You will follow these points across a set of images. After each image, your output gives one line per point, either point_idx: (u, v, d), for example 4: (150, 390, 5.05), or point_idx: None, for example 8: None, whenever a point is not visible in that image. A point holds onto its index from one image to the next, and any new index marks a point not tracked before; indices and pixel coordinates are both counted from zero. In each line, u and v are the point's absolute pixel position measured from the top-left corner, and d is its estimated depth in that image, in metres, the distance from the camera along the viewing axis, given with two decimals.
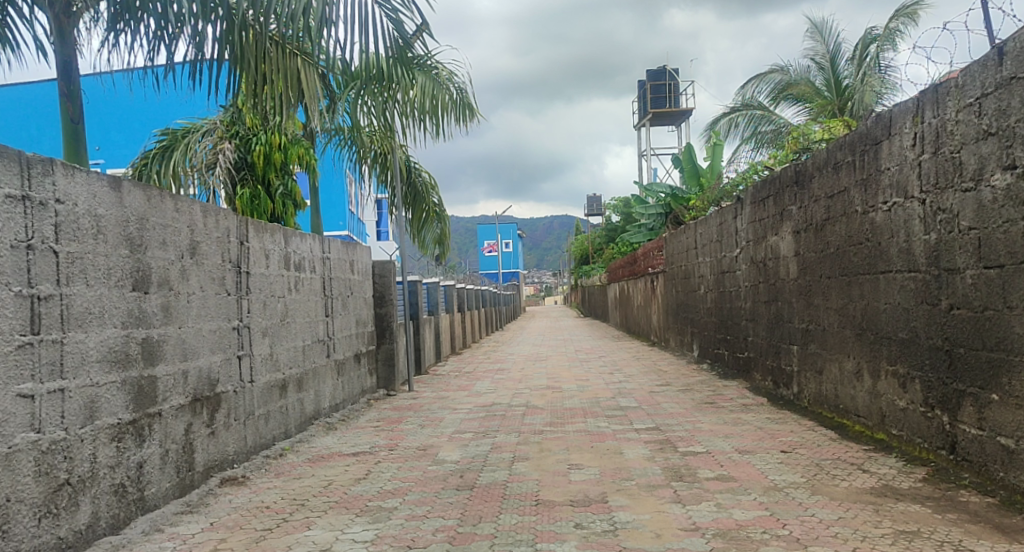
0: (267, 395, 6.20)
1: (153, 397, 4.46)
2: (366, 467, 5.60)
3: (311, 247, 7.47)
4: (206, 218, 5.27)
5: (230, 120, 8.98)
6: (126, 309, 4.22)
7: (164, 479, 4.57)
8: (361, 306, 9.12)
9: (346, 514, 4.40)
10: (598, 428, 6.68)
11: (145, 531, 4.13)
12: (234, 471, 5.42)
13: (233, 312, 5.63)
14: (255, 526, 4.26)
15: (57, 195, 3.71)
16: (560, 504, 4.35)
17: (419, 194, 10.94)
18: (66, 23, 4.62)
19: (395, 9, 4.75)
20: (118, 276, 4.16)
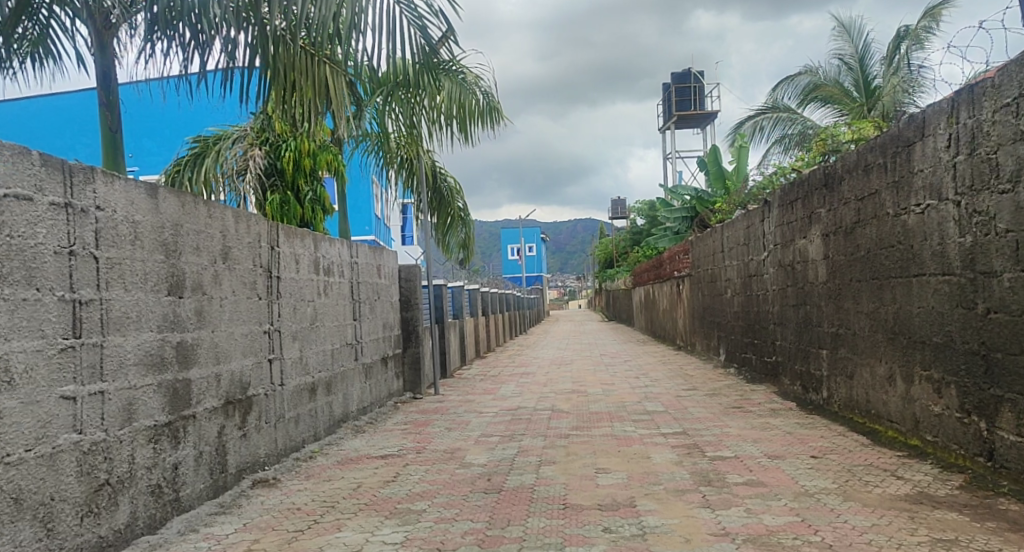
0: (297, 398, 6.28)
1: (187, 400, 4.54)
2: (395, 470, 5.66)
3: (339, 251, 7.56)
4: (238, 224, 5.36)
5: (260, 127, 9.14)
6: (162, 313, 4.31)
7: (198, 480, 4.65)
8: (388, 310, 9.18)
9: (375, 517, 4.44)
10: (624, 433, 6.67)
11: (181, 531, 4.22)
12: (265, 473, 5.50)
13: (265, 316, 5.73)
14: (288, 527, 4.33)
15: (97, 202, 3.80)
16: (588, 508, 4.36)
17: (444, 199, 11.03)
18: (106, 35, 4.72)
19: (423, 16, 4.80)
20: (154, 281, 4.25)
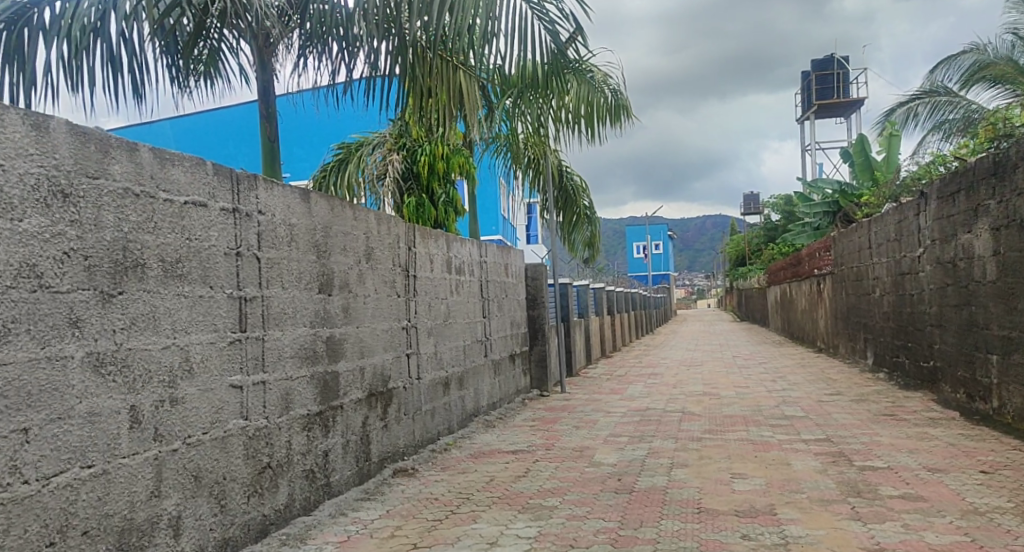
0: (433, 392, 6.55)
1: (336, 391, 4.85)
2: (526, 465, 5.80)
3: (470, 251, 7.81)
4: (379, 226, 5.65)
5: (398, 133, 9.61)
6: (314, 309, 4.63)
7: (346, 467, 4.95)
8: (515, 308, 9.38)
9: (510, 510, 4.59)
10: (761, 437, 6.52)
11: (331, 514, 4.52)
12: (404, 463, 5.78)
13: (403, 313, 6.00)
14: (427, 515, 4.55)
15: (259, 207, 4.14)
16: (725, 514, 4.32)
17: (571, 198, 11.13)
18: (266, 52, 5.12)
19: (554, 20, 4.91)
20: (307, 279, 4.57)
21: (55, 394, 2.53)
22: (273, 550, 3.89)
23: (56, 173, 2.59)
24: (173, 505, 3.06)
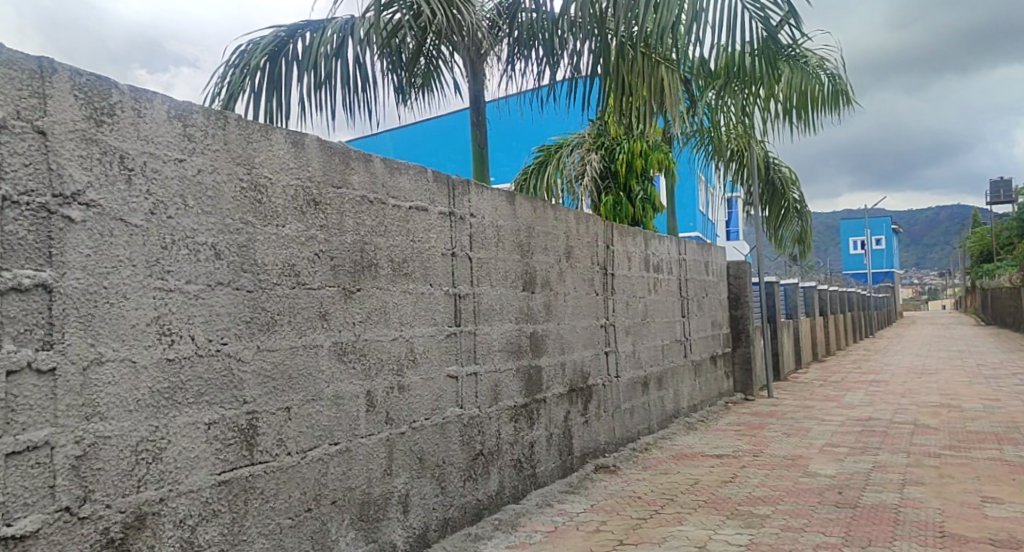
0: (632, 391, 6.60)
1: (540, 385, 5.04)
2: (733, 470, 5.70)
3: (668, 248, 7.76)
4: (579, 225, 5.79)
5: (597, 133, 9.72)
6: (519, 306, 4.85)
7: (550, 459, 5.14)
8: (716, 308, 9.18)
9: (717, 515, 4.54)
10: (1018, 458, 5.93)
11: (538, 504, 4.72)
12: (606, 459, 5.88)
13: (601, 311, 6.10)
14: (632, 513, 4.62)
15: (471, 210, 4.40)
16: (972, 541, 4.01)
17: (778, 191, 10.68)
18: (478, 64, 5.42)
19: (765, 7, 4.69)
20: (513, 277, 4.79)
21: (309, 378, 2.77)
22: (486, 533, 4.14)
23: (311, 185, 2.82)
24: (403, 484, 3.30)
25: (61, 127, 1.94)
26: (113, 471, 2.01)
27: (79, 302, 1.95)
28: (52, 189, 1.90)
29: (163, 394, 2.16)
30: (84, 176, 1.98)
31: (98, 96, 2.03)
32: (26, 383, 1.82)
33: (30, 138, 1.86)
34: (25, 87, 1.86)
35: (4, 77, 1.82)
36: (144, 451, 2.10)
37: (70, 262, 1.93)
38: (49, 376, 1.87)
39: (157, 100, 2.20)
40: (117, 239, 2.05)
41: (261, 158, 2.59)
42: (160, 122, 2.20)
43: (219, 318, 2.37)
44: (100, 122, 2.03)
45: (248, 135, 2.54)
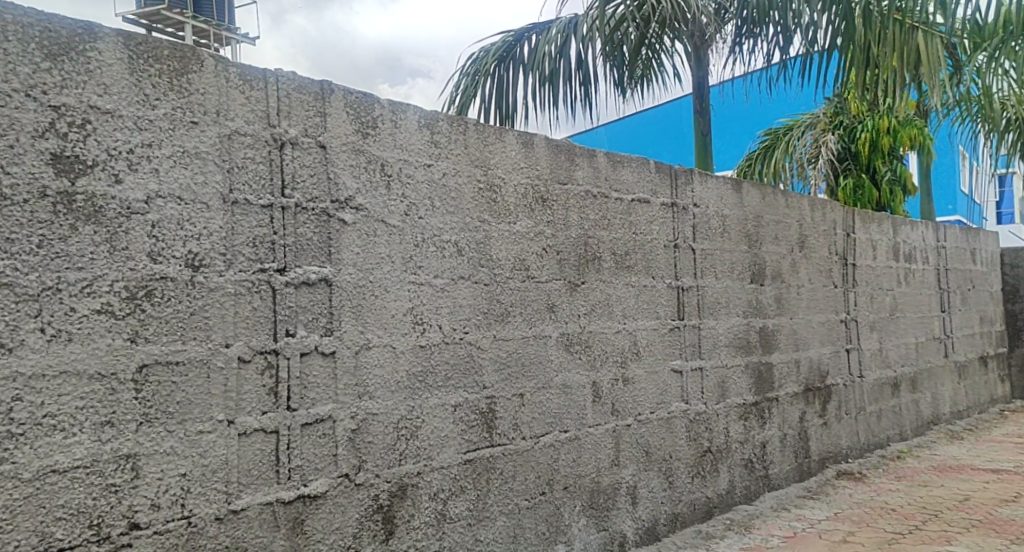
0: (879, 393, 5.72)
1: (772, 382, 4.34)
2: (1014, 487, 4.76)
3: (925, 235, 6.70)
4: (814, 211, 5.01)
5: (835, 111, 7.93)
6: (748, 299, 4.16)
7: (785, 461, 4.45)
8: (986, 302, 7.85)
9: (998, 538, 3.72)
10: None
11: (774, 505, 4.10)
12: (849, 466, 5.10)
13: (841, 304, 5.28)
14: (886, 526, 3.92)
15: (694, 200, 3.80)
16: None
17: None
18: (702, 50, 4.89)
19: None
20: (740, 269, 4.11)
21: (539, 366, 2.85)
22: (711, 536, 3.57)
23: (539, 182, 2.91)
24: (632, 474, 3.29)
25: (337, 140, 2.21)
26: (380, 444, 2.26)
27: (352, 293, 2.21)
28: (330, 196, 2.18)
29: (418, 376, 2.38)
30: (354, 183, 2.24)
31: (365, 112, 2.30)
32: (314, 363, 2.12)
33: (314, 152, 2.16)
34: (311, 107, 2.17)
35: (297, 101, 2.15)
36: (404, 428, 2.33)
37: (345, 259, 2.20)
38: (331, 358, 2.16)
39: (411, 112, 2.43)
40: (379, 238, 2.30)
41: (496, 160, 2.73)
42: (413, 131, 2.43)
43: (462, 310, 2.55)
44: (366, 134, 2.29)
45: (485, 140, 2.69)
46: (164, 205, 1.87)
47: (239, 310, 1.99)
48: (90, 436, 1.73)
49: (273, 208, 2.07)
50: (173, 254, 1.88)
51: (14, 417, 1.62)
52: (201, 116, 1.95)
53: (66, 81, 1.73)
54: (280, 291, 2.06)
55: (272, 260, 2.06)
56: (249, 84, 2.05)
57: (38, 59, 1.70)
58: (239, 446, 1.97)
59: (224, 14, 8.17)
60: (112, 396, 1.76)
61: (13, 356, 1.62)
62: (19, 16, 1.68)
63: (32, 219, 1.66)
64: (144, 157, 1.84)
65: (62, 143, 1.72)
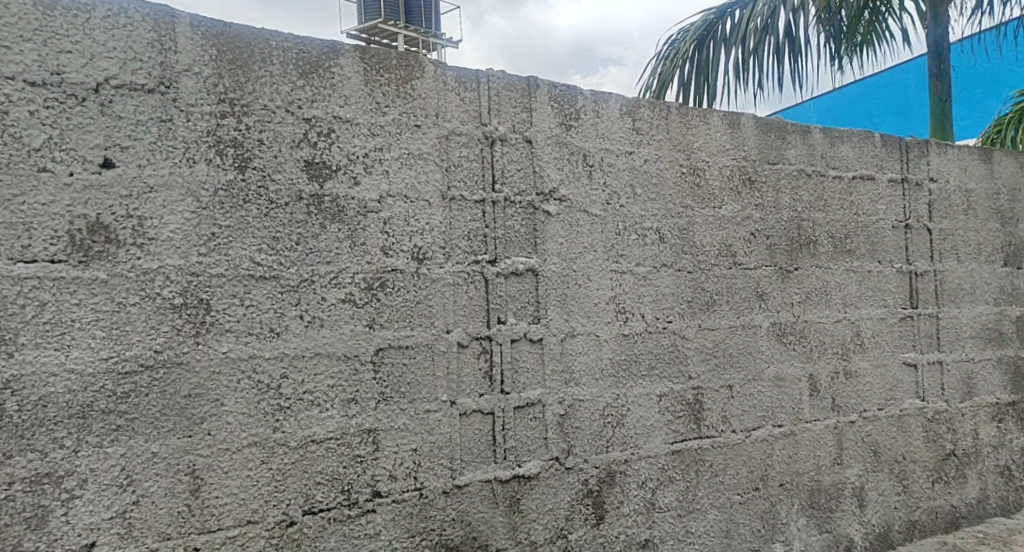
0: None
1: None
2: None
3: None
4: None
5: None
6: (998, 285, 3.27)
7: None
8: None
9: None
10: None
11: None
12: None
13: None
14: None
15: (933, 174, 3.13)
16: None
17: None
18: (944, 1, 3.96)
19: None
20: (989, 251, 3.25)
21: (750, 357, 2.60)
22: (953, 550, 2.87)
23: (747, 163, 2.65)
24: (856, 475, 2.83)
25: (542, 134, 2.27)
26: (588, 431, 2.29)
27: (558, 283, 2.26)
28: (536, 188, 2.25)
29: (622, 365, 2.35)
30: (558, 174, 2.29)
31: (568, 104, 2.33)
32: (524, 349, 2.20)
33: (522, 146, 2.24)
34: (518, 104, 2.25)
35: (505, 98, 2.23)
36: (610, 416, 2.32)
37: (550, 249, 2.25)
38: (539, 345, 2.22)
39: (613, 100, 2.41)
40: (583, 228, 2.31)
41: (700, 143, 2.56)
42: (614, 119, 2.40)
43: (665, 298, 2.45)
44: (569, 125, 2.32)
45: (688, 123, 2.54)
46: (393, 204, 2.05)
47: (457, 299, 2.12)
48: (340, 411, 1.96)
49: (485, 202, 2.17)
50: (401, 248, 2.05)
51: (283, 391, 1.89)
52: (423, 119, 2.11)
53: (316, 96, 1.97)
54: (492, 281, 2.16)
55: (485, 251, 2.16)
56: (464, 86, 2.17)
57: (295, 79, 1.95)
58: (461, 426, 2.11)
59: (433, 20, 9.08)
60: (355, 375, 1.98)
61: (280, 339, 1.89)
62: (280, 43, 1.94)
63: (291, 219, 1.92)
64: (377, 160, 2.04)
65: (314, 152, 1.96)
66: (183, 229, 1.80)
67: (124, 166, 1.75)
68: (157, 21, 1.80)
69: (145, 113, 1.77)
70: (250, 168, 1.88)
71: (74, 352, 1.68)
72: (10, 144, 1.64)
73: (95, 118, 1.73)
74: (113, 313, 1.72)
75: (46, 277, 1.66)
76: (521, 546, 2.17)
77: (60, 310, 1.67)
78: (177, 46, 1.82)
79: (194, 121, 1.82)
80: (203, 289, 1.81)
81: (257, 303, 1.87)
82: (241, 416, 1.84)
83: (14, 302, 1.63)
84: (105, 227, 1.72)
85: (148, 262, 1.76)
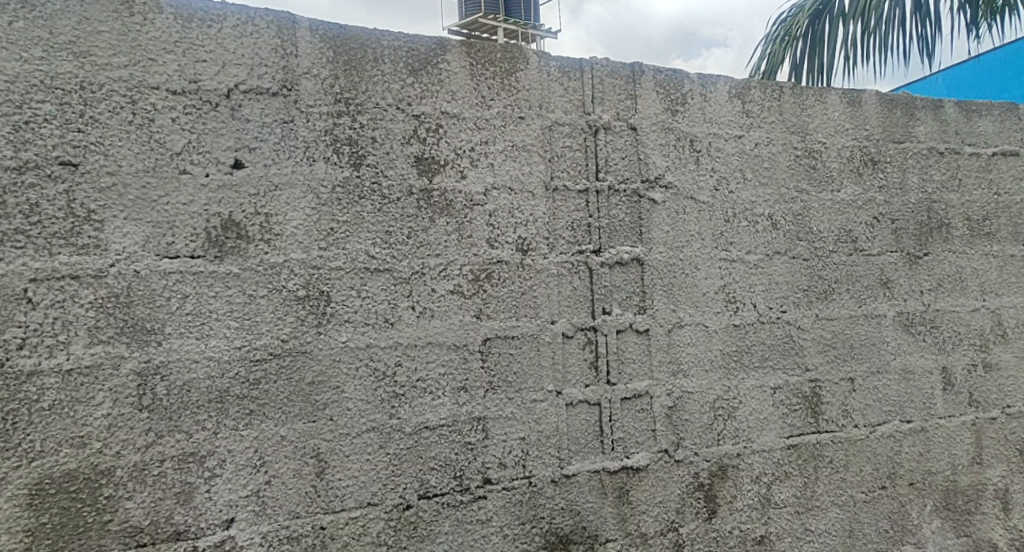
0: None
1: None
2: None
3: None
4: None
5: None
6: None
7: None
8: None
9: None
10: None
11: None
12: None
13: None
14: None
15: None
16: None
17: None
18: None
19: None
20: None
21: (874, 349, 2.46)
22: None
23: (869, 143, 2.50)
24: (998, 476, 2.62)
25: (647, 121, 2.23)
26: (697, 423, 2.24)
27: (664, 273, 2.22)
28: (641, 176, 2.21)
29: (733, 356, 2.28)
30: (663, 161, 2.24)
31: (674, 90, 2.28)
32: (630, 340, 2.17)
33: (626, 134, 2.21)
34: (623, 91, 2.22)
35: (609, 86, 2.21)
36: (721, 408, 2.26)
37: (656, 238, 2.21)
38: (645, 335, 2.19)
39: (721, 82, 2.34)
40: (690, 215, 2.26)
41: (817, 124, 2.44)
42: (723, 103, 2.33)
43: (779, 287, 2.35)
44: (676, 111, 2.27)
45: (802, 102, 2.43)
46: (498, 196, 2.07)
47: (562, 289, 2.12)
48: (451, 398, 2.00)
49: (589, 192, 2.16)
50: (506, 240, 2.07)
51: (398, 379, 1.95)
52: (527, 110, 2.12)
53: (425, 92, 2.02)
54: (597, 271, 2.15)
55: (589, 241, 2.15)
56: (567, 76, 2.17)
57: (405, 76, 2.00)
58: (568, 416, 2.11)
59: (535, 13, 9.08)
60: (465, 364, 2.02)
61: (395, 329, 1.95)
62: (391, 42, 1.99)
63: (403, 214, 1.97)
64: (483, 153, 2.06)
65: (423, 147, 2.00)
66: (305, 225, 1.89)
67: (252, 166, 1.85)
68: (280, 28, 1.90)
69: (271, 115, 1.87)
70: (364, 165, 1.95)
71: (211, 341, 1.80)
72: (155, 149, 1.77)
73: (227, 122, 1.84)
74: (245, 305, 1.83)
75: (188, 271, 1.78)
76: (631, 538, 2.15)
77: (199, 302, 1.79)
78: (297, 51, 1.91)
79: (313, 121, 1.91)
80: (324, 282, 1.90)
81: (373, 295, 1.94)
82: (360, 402, 1.92)
83: (161, 294, 1.76)
84: (237, 224, 1.83)
85: (274, 256, 1.86)
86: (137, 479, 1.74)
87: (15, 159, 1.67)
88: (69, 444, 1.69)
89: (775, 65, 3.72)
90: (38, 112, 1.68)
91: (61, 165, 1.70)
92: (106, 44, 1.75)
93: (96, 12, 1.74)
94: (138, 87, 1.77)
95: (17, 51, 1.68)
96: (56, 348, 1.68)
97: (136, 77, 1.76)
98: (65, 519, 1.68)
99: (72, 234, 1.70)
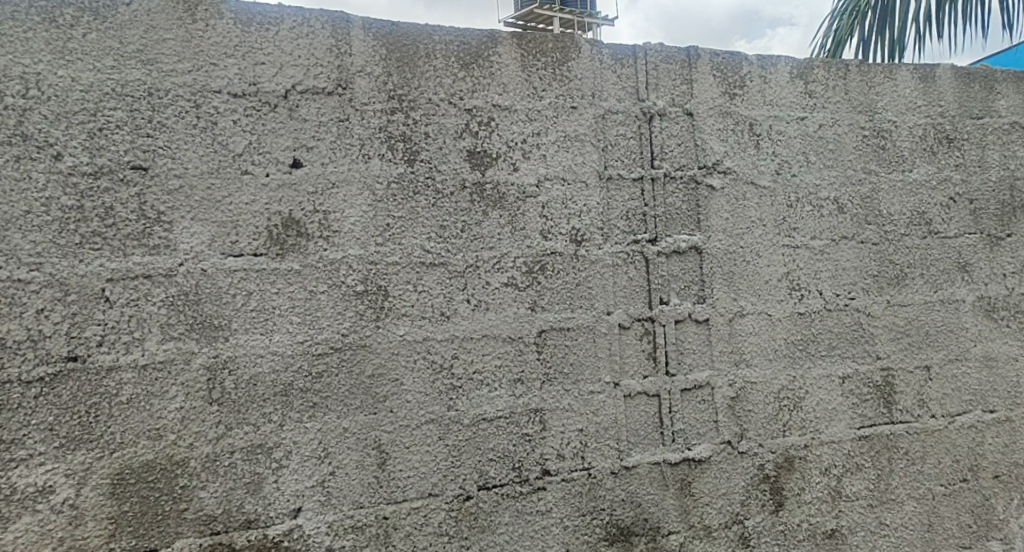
0: None
1: None
2: None
3: None
4: None
5: None
6: None
7: None
8: None
9: None
10: None
11: None
12: None
13: None
14: None
15: None
16: None
17: None
18: None
19: None
20: None
21: (951, 335, 2.35)
22: None
23: (943, 120, 2.38)
24: None
25: (704, 105, 2.18)
26: (761, 414, 2.18)
27: (724, 261, 2.17)
28: (698, 162, 2.17)
29: (798, 345, 2.22)
30: (721, 147, 2.19)
31: (731, 72, 2.22)
32: (689, 330, 2.14)
33: (682, 120, 2.17)
34: (678, 76, 2.18)
35: (664, 71, 2.16)
36: (786, 398, 2.20)
37: (715, 225, 2.16)
38: (705, 325, 2.15)
39: (781, 62, 2.26)
40: (751, 201, 2.20)
41: (886, 102, 2.34)
42: (783, 84, 2.25)
43: (847, 273, 2.27)
44: (733, 94, 2.21)
45: (870, 79, 2.33)
46: (551, 187, 2.06)
47: (618, 280, 2.10)
48: (509, 390, 2.01)
49: (644, 180, 2.13)
50: (560, 231, 2.06)
51: (455, 372, 1.97)
52: (579, 99, 2.10)
53: (476, 86, 2.02)
54: (653, 260, 2.12)
55: (645, 230, 2.12)
56: (620, 63, 2.14)
57: (456, 71, 2.01)
58: (626, 407, 2.09)
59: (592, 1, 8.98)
60: (520, 356, 2.02)
61: (451, 322, 1.97)
62: (442, 37, 2.00)
63: (456, 208, 1.99)
64: (535, 145, 2.06)
65: (475, 141, 2.01)
66: (362, 221, 1.92)
67: (310, 165, 1.90)
68: (334, 28, 1.93)
69: (327, 115, 1.91)
70: (418, 161, 1.97)
71: (275, 335, 1.86)
72: (218, 151, 1.83)
73: (285, 123, 1.89)
74: (306, 300, 1.88)
75: (251, 269, 1.84)
76: (694, 530, 2.12)
77: (263, 298, 1.85)
78: (351, 50, 1.94)
79: (367, 119, 1.94)
80: (381, 277, 1.93)
81: (429, 289, 1.96)
82: (419, 394, 1.95)
83: (227, 292, 1.83)
84: (297, 223, 1.88)
85: (333, 253, 1.90)
86: (209, 470, 1.81)
87: (91, 165, 1.75)
88: (146, 437, 1.77)
89: (839, 41, 3.60)
90: (110, 119, 1.76)
91: (132, 170, 1.77)
92: (171, 51, 1.81)
93: (161, 20, 1.81)
94: (201, 92, 1.83)
95: (89, 61, 1.76)
96: (132, 345, 1.76)
97: (199, 82, 1.82)
98: (145, 507, 1.76)
99: (144, 235, 1.77)
